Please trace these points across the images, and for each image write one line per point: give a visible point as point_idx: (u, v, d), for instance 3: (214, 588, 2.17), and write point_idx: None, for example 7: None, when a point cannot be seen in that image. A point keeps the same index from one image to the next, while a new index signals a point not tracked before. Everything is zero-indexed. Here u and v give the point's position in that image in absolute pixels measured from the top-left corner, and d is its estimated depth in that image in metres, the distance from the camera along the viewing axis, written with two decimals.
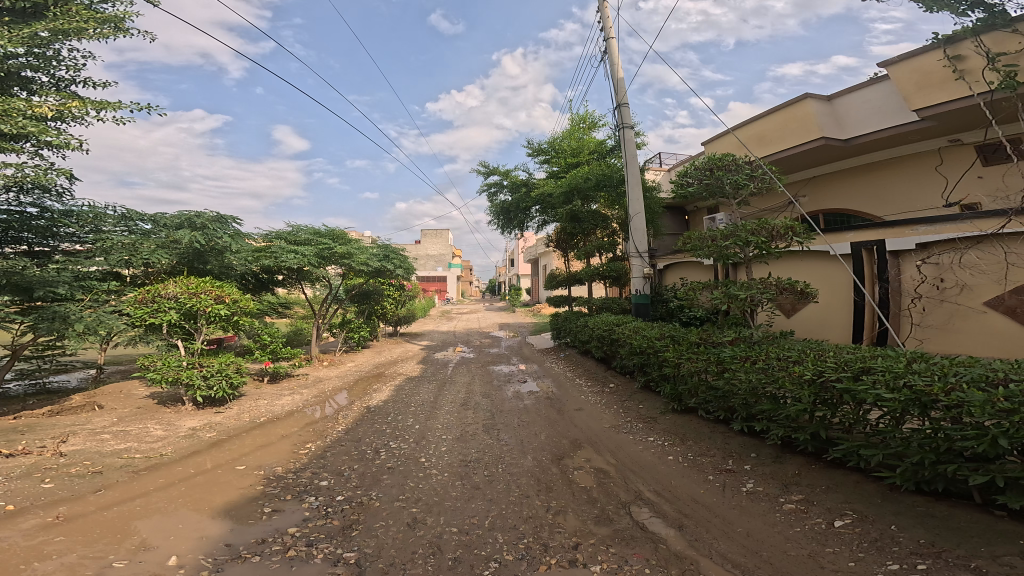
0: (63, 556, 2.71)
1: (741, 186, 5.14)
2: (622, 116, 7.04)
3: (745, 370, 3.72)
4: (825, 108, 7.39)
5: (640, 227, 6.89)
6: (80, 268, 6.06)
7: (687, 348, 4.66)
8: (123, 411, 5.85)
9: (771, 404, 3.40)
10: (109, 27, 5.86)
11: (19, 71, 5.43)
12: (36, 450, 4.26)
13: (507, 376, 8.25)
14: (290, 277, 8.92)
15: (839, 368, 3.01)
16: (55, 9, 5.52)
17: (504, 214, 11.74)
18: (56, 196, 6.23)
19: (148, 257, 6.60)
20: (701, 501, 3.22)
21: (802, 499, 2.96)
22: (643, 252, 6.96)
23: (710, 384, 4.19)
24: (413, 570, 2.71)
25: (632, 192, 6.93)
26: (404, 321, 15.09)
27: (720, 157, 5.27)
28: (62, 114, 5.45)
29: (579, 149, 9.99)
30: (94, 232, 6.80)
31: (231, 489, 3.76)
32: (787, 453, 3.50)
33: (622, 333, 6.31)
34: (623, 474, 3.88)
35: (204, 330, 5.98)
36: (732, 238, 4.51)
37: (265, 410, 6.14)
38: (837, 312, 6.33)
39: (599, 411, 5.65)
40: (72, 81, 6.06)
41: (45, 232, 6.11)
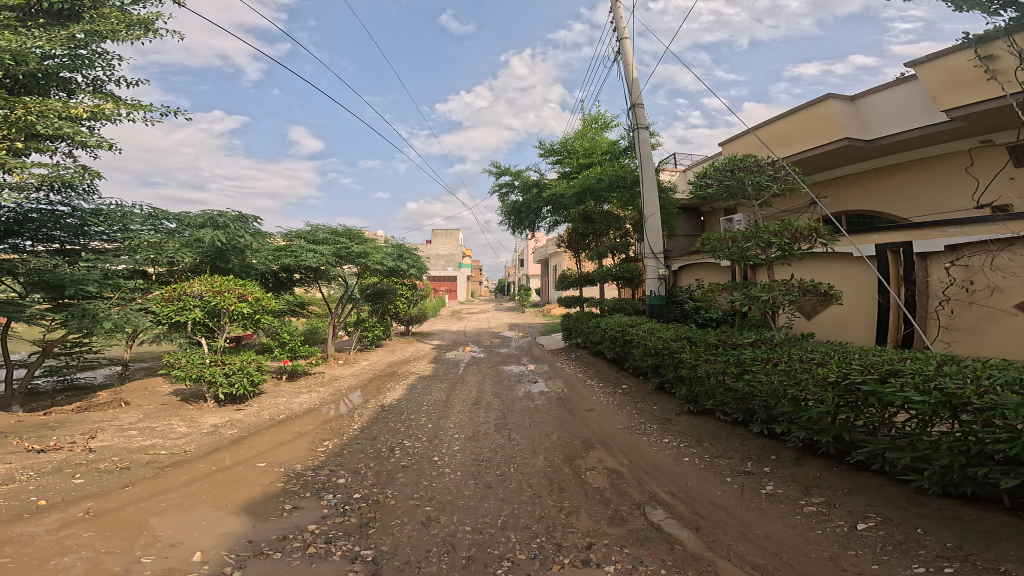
0: (86, 551, 2.76)
1: (763, 187, 5.09)
2: (637, 117, 7.01)
3: (766, 371, 3.67)
4: (847, 108, 7.34)
5: (655, 228, 6.85)
6: (108, 266, 6.25)
7: (705, 350, 4.63)
8: (148, 408, 5.91)
9: (792, 406, 3.37)
10: (140, 29, 5.89)
11: (57, 73, 5.50)
12: (66, 445, 4.33)
13: (518, 376, 8.26)
14: (307, 276, 8.97)
15: (864, 370, 3.00)
16: (89, 11, 5.58)
17: (515, 214, 11.72)
18: (83, 196, 6.28)
19: (172, 256, 6.60)
20: (718, 503, 3.22)
21: (823, 501, 2.95)
22: (658, 252, 6.89)
23: (728, 386, 4.14)
24: (427, 568, 2.73)
25: (647, 192, 6.89)
26: (415, 320, 15.14)
27: (740, 158, 5.22)
28: (100, 114, 5.51)
29: (591, 149, 9.97)
30: (121, 230, 6.81)
31: (253, 486, 3.81)
32: (808, 456, 3.48)
33: (635, 334, 6.28)
34: (636, 474, 3.89)
35: (226, 328, 6.05)
36: (754, 239, 4.46)
37: (284, 407, 6.20)
38: (861, 314, 6.27)
39: (611, 412, 5.64)
40: (105, 81, 6.13)
41: (75, 231, 6.23)
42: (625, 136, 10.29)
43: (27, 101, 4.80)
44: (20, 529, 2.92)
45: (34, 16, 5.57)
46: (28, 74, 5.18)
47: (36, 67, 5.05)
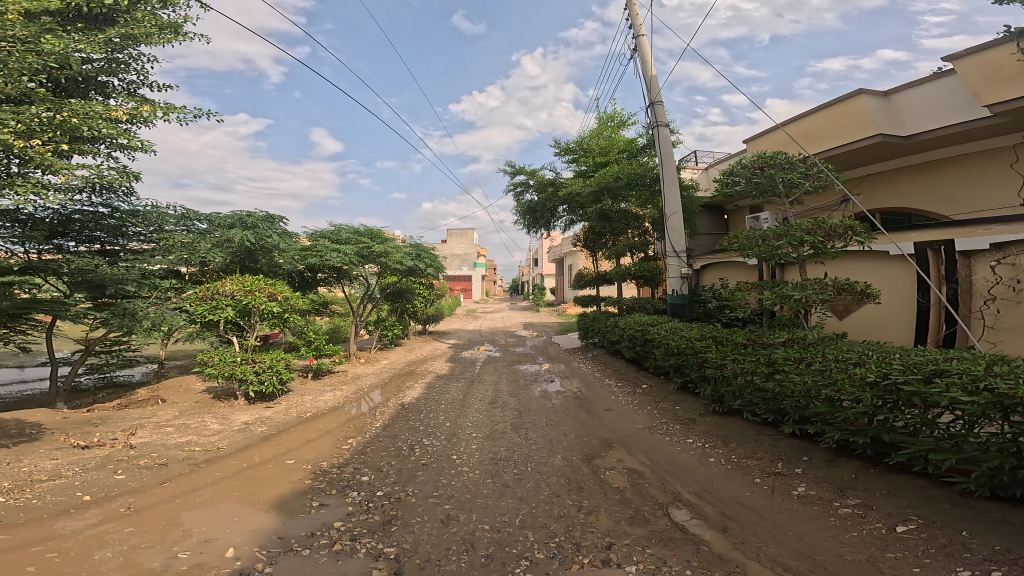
0: (121, 546, 2.83)
1: (795, 185, 4.98)
2: (656, 114, 6.97)
3: (799, 371, 3.60)
4: (879, 104, 7.20)
5: (678, 226, 6.78)
6: (144, 267, 6.40)
7: (732, 350, 4.56)
8: (183, 405, 6.04)
9: (827, 406, 3.32)
10: (171, 32, 5.96)
11: (96, 77, 5.59)
12: (109, 442, 4.43)
13: (535, 375, 8.25)
14: (330, 275, 9.06)
15: (906, 370, 2.93)
16: (122, 16, 5.63)
17: (530, 214, 11.72)
18: (123, 197, 6.40)
19: (205, 256, 6.73)
20: (747, 505, 3.19)
21: (859, 503, 2.91)
22: (681, 251, 6.83)
23: (758, 386, 4.09)
24: (447, 566, 2.75)
25: (669, 190, 6.85)
26: (432, 319, 15.23)
27: (770, 155, 5.12)
28: (138, 117, 5.57)
29: (608, 148, 9.90)
30: (157, 231, 6.92)
31: (282, 483, 3.88)
32: (842, 457, 3.44)
33: (656, 333, 6.22)
34: (658, 475, 3.88)
35: (257, 326, 6.12)
36: (786, 237, 4.39)
37: (311, 405, 6.28)
38: (897, 313, 6.17)
39: (630, 412, 5.62)
40: (139, 85, 6.23)
41: (115, 232, 6.35)
42: (643, 134, 10.23)
43: (70, 104, 4.32)
44: (63, 524, 3.00)
45: (71, 21, 5.62)
46: (69, 79, 5.26)
47: (76, 72, 5.12)
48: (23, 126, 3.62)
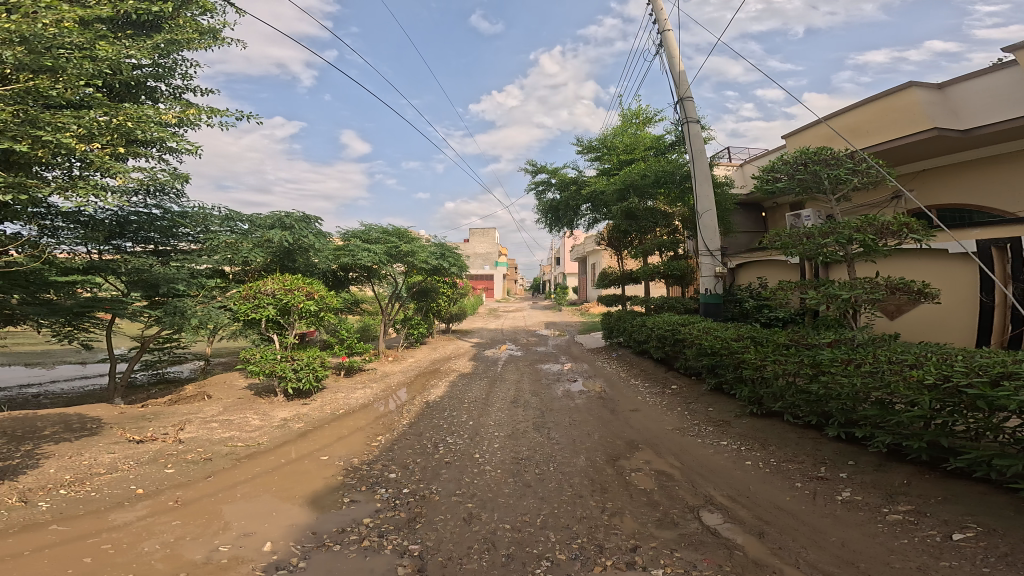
0: (164, 538, 2.94)
1: (842, 181, 4.79)
2: (686, 110, 6.87)
3: (846, 373, 3.47)
4: (933, 96, 6.80)
5: (711, 224, 6.71)
6: (193, 266, 6.65)
7: (773, 351, 4.44)
8: (228, 401, 6.24)
9: (879, 409, 3.20)
10: (210, 38, 6.15)
11: (145, 82, 5.79)
12: (160, 436, 4.59)
13: (557, 375, 8.22)
14: (361, 275, 9.21)
15: (969, 372, 2.78)
16: (166, 22, 5.78)
17: (552, 212, 11.69)
18: (174, 198, 6.61)
19: (247, 256, 6.93)
20: (786, 509, 3.13)
21: (911, 509, 2.82)
22: (715, 250, 6.72)
23: (801, 388, 3.98)
24: (468, 565, 2.76)
25: (701, 188, 6.75)
26: (455, 318, 15.36)
27: (814, 151, 4.94)
28: (184, 121, 5.73)
29: (633, 145, 9.81)
30: (204, 232, 7.13)
31: (316, 479, 3.97)
32: (893, 462, 3.33)
33: (688, 333, 6.11)
34: (689, 477, 3.83)
35: (296, 325, 6.24)
36: (832, 235, 4.26)
37: (343, 402, 6.40)
38: (956, 314, 5.96)
39: (657, 413, 5.56)
40: (184, 89, 6.42)
41: (167, 232, 6.56)
42: (670, 131, 10.10)
43: (123, 108, 4.26)
44: (116, 515, 3.14)
45: (120, 27, 5.73)
46: (123, 84, 5.48)
47: (131, 77, 5.32)
48: (84, 130, 3.65)
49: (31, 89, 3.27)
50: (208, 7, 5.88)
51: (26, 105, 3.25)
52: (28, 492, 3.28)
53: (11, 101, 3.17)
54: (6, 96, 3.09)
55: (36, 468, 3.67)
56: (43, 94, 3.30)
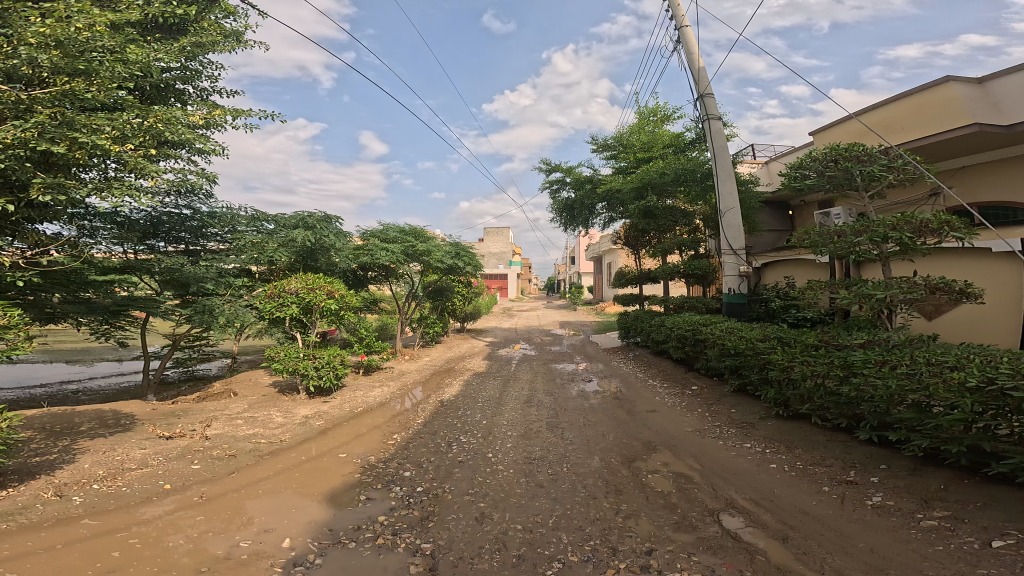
0: (190, 532, 3.00)
1: (876, 178, 4.66)
2: (706, 107, 6.80)
3: (880, 375, 3.38)
4: (973, 92, 6.60)
5: (734, 223, 6.60)
6: (222, 265, 6.75)
7: (801, 352, 4.34)
8: (253, 398, 6.35)
9: (916, 412, 3.11)
10: (233, 40, 6.25)
11: (174, 85, 5.92)
12: (188, 433, 4.68)
13: (571, 374, 8.19)
14: (380, 274, 9.29)
15: (1014, 374, 2.68)
16: (191, 25, 5.88)
17: (567, 211, 11.65)
18: (203, 198, 6.73)
19: (272, 256, 7.02)
20: (812, 514, 3.07)
21: (947, 515, 2.75)
22: (739, 249, 6.62)
23: (831, 390, 3.89)
24: (479, 565, 2.76)
25: (724, 186, 6.66)
26: (470, 317, 15.42)
27: (846, 147, 4.83)
28: (212, 123, 5.80)
29: (651, 143, 9.73)
30: (231, 232, 7.26)
31: (334, 476, 4.01)
32: (929, 467, 3.24)
33: (711, 333, 6.03)
34: (710, 480, 3.78)
35: (317, 323, 6.31)
36: (866, 233, 4.16)
37: (362, 400, 6.46)
38: (1002, 316, 5.76)
39: (675, 415, 5.50)
40: (210, 91, 6.53)
41: (197, 232, 6.77)
42: (689, 128, 9.99)
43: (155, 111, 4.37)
44: (146, 510, 3.21)
45: (148, 31, 5.87)
46: (153, 86, 5.60)
47: (160, 79, 5.44)
48: (117, 132, 3.74)
49: (69, 93, 3.39)
50: (231, 10, 5.98)
51: (64, 107, 3.39)
52: (64, 486, 3.38)
53: (50, 104, 3.36)
54: (45, 100, 3.27)
55: (72, 463, 3.78)
56: (78, 97, 3.42)
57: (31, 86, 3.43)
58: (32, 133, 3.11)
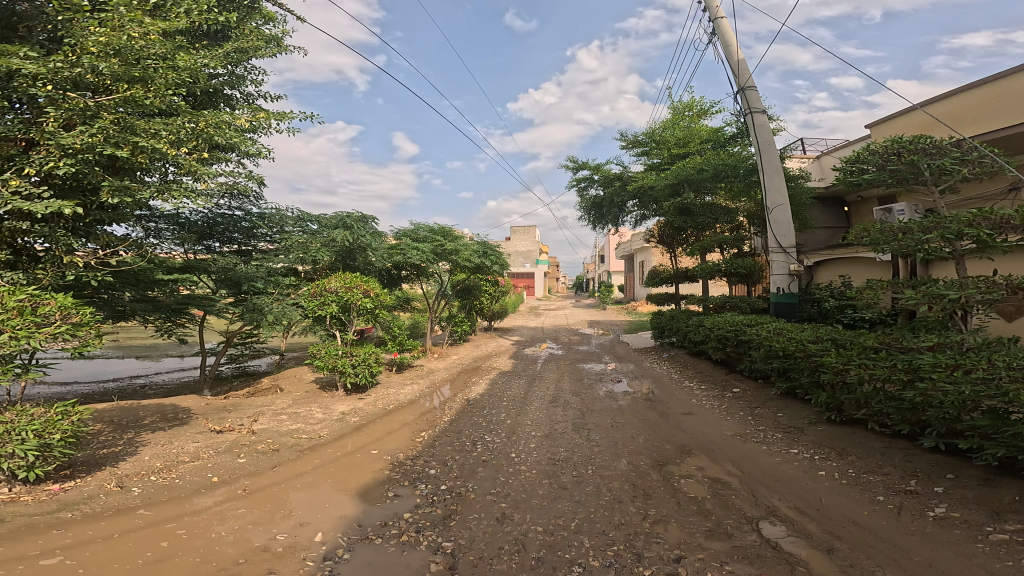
0: (236, 523, 3.10)
1: (947, 172, 4.41)
2: (749, 101, 6.63)
3: (949, 379, 3.18)
4: None
5: (783, 219, 6.41)
6: (271, 265, 6.96)
7: (859, 354, 4.09)
8: (297, 394, 6.54)
9: (992, 419, 2.92)
10: (273, 45, 6.44)
11: (222, 90, 6.16)
12: (237, 427, 4.84)
13: (600, 375, 8.09)
14: (411, 273, 9.44)
15: None
16: (235, 32, 6.08)
17: (596, 208, 11.54)
18: (254, 200, 6.96)
19: (315, 255, 7.20)
20: (863, 524, 2.94)
21: (1021, 530, 2.57)
22: (789, 247, 6.43)
23: (893, 395, 3.71)
24: (499, 566, 2.74)
25: (773, 182, 6.48)
26: (497, 316, 15.46)
27: (910, 140, 4.59)
28: (257, 126, 5.96)
29: (688, 139, 9.54)
30: (280, 232, 7.48)
31: (365, 472, 4.07)
32: (1003, 477, 3.03)
33: (756, 334, 5.83)
34: (750, 487, 3.66)
35: (355, 322, 6.44)
36: (936, 229, 3.92)
37: (394, 397, 6.56)
38: None
39: (713, 418, 5.35)
40: (255, 96, 6.76)
41: (249, 233, 7.03)
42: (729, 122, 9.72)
43: (205, 115, 4.50)
44: (198, 501, 3.34)
45: (197, 39, 6.12)
46: (204, 92, 5.84)
47: (209, 85, 5.69)
48: (174, 136, 3.90)
49: (130, 99, 3.53)
50: (270, 16, 6.14)
51: (127, 114, 3.53)
52: (124, 477, 3.54)
53: (114, 110, 3.49)
54: (109, 106, 3.40)
55: (133, 455, 3.96)
56: (138, 102, 3.58)
57: (98, 93, 3.57)
58: (99, 138, 3.28)
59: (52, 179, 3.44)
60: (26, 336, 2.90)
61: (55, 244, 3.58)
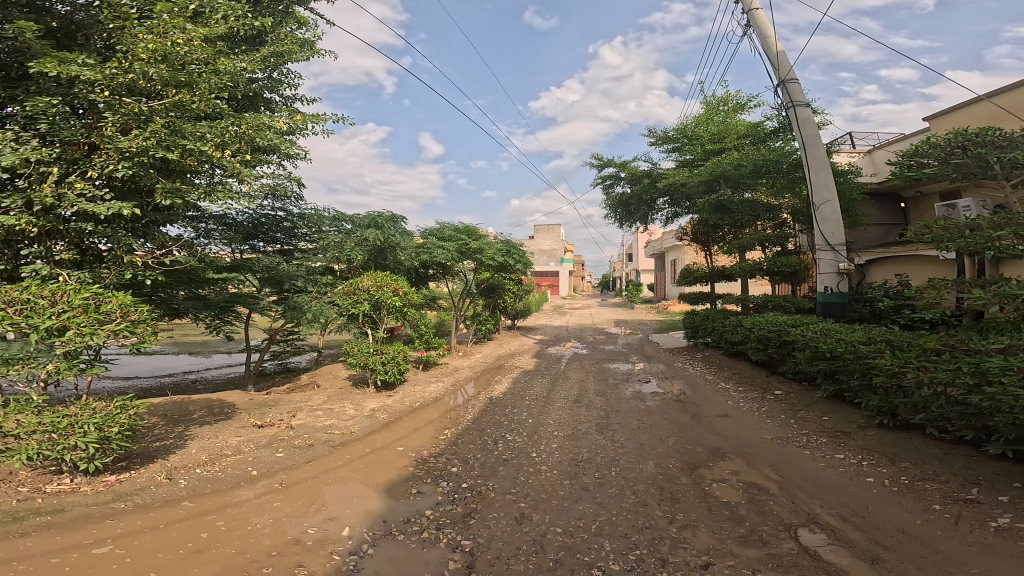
0: (273, 516, 3.17)
1: (1020, 165, 4.13)
2: (790, 94, 6.42)
3: (1016, 383, 2.97)
4: None
5: (831, 216, 6.19)
6: (310, 264, 7.20)
7: (918, 357, 3.81)
8: (331, 390, 6.69)
9: None
10: (306, 49, 6.60)
11: (262, 94, 6.36)
12: (276, 422, 4.97)
13: (627, 374, 7.97)
14: (437, 271, 9.54)
15: None
16: (270, 36, 6.25)
17: (623, 206, 11.39)
18: (295, 201, 7.14)
19: (350, 254, 7.35)
20: (914, 534, 2.79)
21: None
22: (836, 244, 6.19)
23: (956, 400, 3.50)
24: (516, 566, 2.71)
25: (820, 177, 6.24)
26: (521, 314, 15.44)
27: (977, 132, 4.33)
28: (295, 128, 6.11)
29: (723, 134, 9.30)
30: (318, 232, 7.66)
31: (392, 468, 4.10)
32: None
33: (800, 334, 5.60)
34: (790, 492, 3.52)
35: (385, 320, 6.53)
36: (1009, 226, 3.68)
37: (420, 395, 6.62)
38: None
39: (750, 421, 5.18)
40: (293, 99, 6.95)
41: (290, 233, 7.26)
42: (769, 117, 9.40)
43: (246, 118, 4.71)
44: (239, 493, 3.44)
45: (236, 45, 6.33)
46: (246, 95, 6.04)
47: (249, 90, 5.88)
48: (218, 139, 4.05)
49: (179, 103, 3.64)
50: (303, 19, 6.28)
51: (176, 118, 3.64)
52: (173, 470, 3.67)
53: (166, 114, 3.60)
54: (159, 110, 3.52)
55: (182, 448, 4.11)
56: (185, 107, 3.70)
57: (151, 99, 3.68)
58: (152, 141, 3.41)
59: (114, 182, 3.56)
60: (90, 333, 3.05)
61: (117, 244, 3.72)
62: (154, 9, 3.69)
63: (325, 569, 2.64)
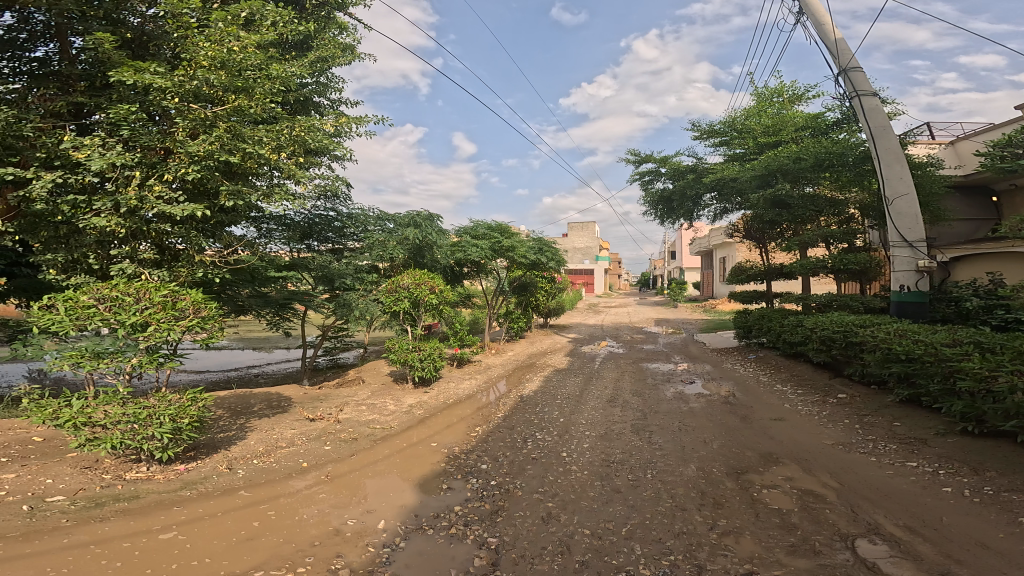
0: (322, 507, 3.26)
1: None
2: (855, 82, 6.07)
3: None
4: None
5: (908, 210, 5.81)
6: (358, 263, 7.39)
7: (1014, 359, 3.50)
8: (374, 385, 6.86)
9: None
10: (348, 53, 6.77)
11: (311, 98, 6.57)
12: (326, 416, 5.13)
13: (668, 375, 7.76)
14: (471, 269, 9.62)
15: None
16: (314, 42, 6.44)
17: (664, 202, 11.13)
18: (343, 202, 7.34)
19: (392, 252, 7.49)
20: (994, 549, 2.56)
21: None
22: (913, 240, 5.80)
23: None
24: (540, 566, 2.68)
25: (891, 169, 5.89)
26: (553, 313, 15.33)
27: None
28: (340, 130, 6.28)
29: (778, 126, 8.89)
30: (364, 231, 7.80)
31: (426, 464, 4.13)
32: None
33: (869, 334, 5.26)
34: (851, 501, 3.31)
35: (423, 316, 6.63)
36: None
37: (454, 391, 6.68)
38: None
39: (810, 425, 4.92)
40: (340, 103, 7.15)
41: (340, 233, 7.52)
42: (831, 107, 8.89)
43: (298, 121, 4.92)
44: (291, 483, 3.56)
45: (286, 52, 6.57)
46: (297, 100, 6.26)
47: (297, 94, 6.11)
48: (275, 141, 4.22)
49: (240, 108, 3.82)
50: (344, 24, 6.44)
51: (237, 121, 3.83)
52: (233, 460, 3.85)
53: (228, 119, 3.80)
54: (222, 114, 3.70)
55: (242, 439, 4.30)
56: (245, 112, 3.86)
57: (216, 105, 3.90)
58: (217, 145, 3.59)
59: (186, 185, 3.78)
60: (169, 329, 3.28)
61: (190, 244, 3.94)
62: (211, 18, 3.89)
63: (361, 560, 2.69)
